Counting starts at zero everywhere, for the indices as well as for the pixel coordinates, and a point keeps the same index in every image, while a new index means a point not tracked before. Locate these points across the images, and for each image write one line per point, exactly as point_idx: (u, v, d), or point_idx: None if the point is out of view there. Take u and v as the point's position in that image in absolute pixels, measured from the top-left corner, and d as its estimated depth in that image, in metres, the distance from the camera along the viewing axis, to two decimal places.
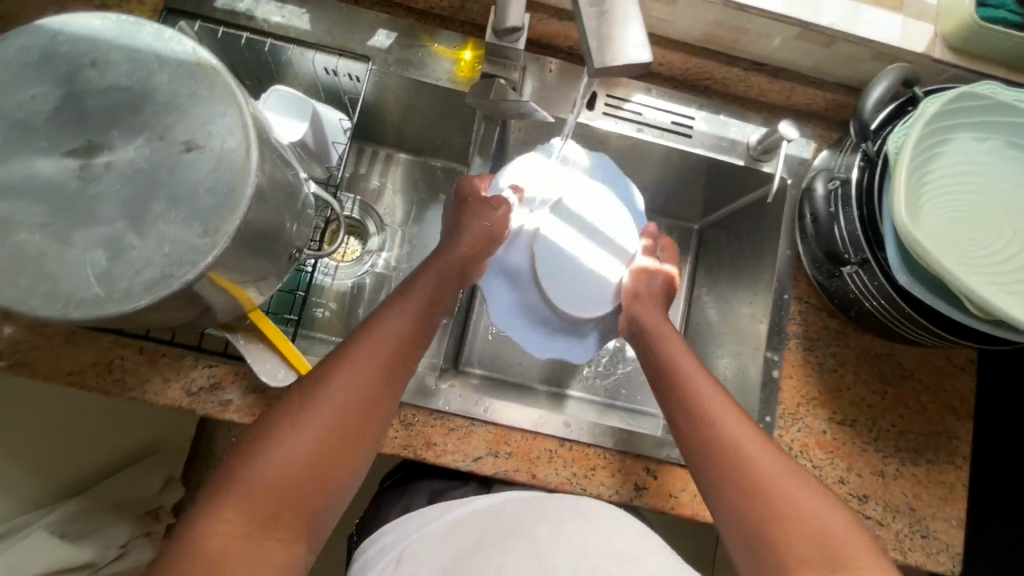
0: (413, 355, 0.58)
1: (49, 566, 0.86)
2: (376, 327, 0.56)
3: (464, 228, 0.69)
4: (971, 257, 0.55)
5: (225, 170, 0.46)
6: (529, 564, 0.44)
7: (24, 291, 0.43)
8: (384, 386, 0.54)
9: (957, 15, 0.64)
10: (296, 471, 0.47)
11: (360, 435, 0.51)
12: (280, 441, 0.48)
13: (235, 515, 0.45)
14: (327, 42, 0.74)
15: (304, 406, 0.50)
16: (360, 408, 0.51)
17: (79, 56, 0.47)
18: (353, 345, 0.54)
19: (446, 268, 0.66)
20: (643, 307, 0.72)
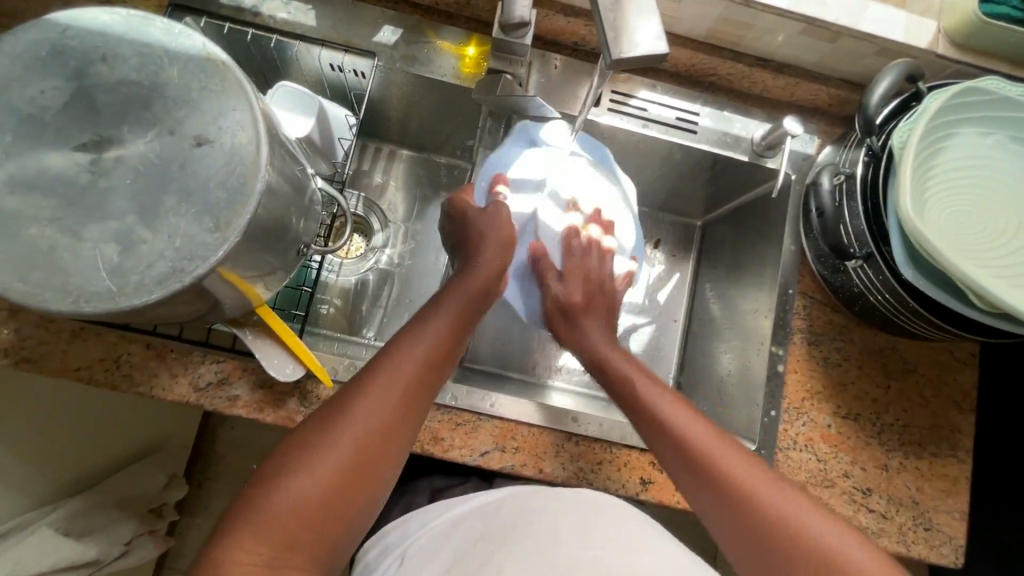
0: (436, 377, 0.57)
1: (55, 564, 0.86)
2: (397, 353, 0.55)
3: (483, 247, 0.70)
4: (975, 253, 0.55)
5: (235, 165, 0.47)
6: (536, 550, 0.44)
7: (36, 285, 0.43)
8: (405, 413, 0.53)
9: (961, 11, 0.64)
10: (315, 501, 0.47)
11: (380, 464, 0.50)
12: (299, 470, 0.47)
13: (254, 543, 0.44)
14: (333, 37, 0.74)
15: (323, 435, 0.49)
16: (380, 434, 0.51)
17: (89, 51, 0.47)
18: (373, 371, 0.53)
19: (470, 290, 0.65)
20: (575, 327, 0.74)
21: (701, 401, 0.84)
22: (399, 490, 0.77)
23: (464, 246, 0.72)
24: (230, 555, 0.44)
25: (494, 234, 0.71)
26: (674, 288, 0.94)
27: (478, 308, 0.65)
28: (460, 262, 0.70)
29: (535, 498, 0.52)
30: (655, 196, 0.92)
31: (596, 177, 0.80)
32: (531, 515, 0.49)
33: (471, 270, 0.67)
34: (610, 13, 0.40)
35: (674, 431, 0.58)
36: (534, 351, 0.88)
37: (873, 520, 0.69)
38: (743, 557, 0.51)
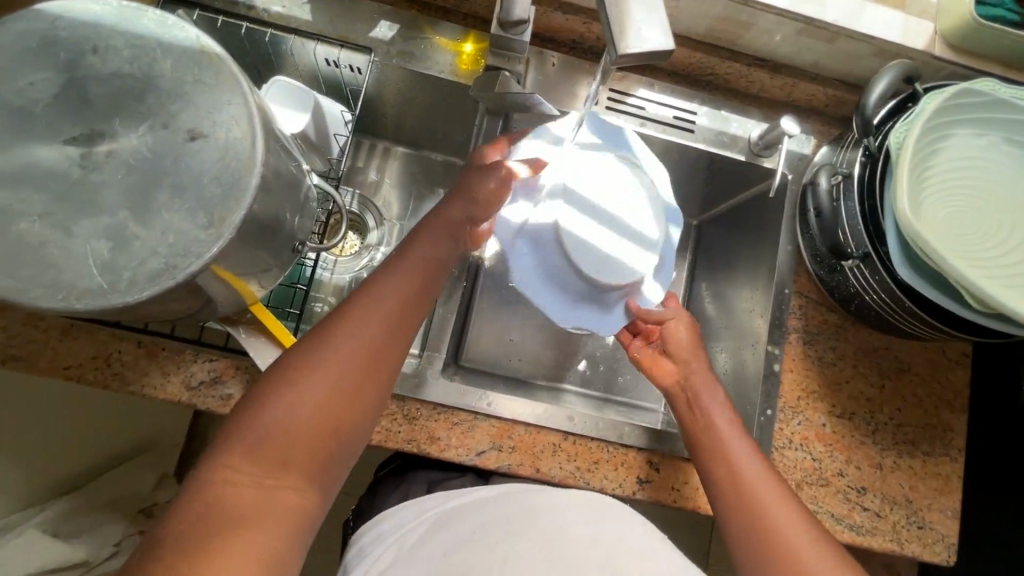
0: (419, 306, 0.58)
1: (43, 565, 0.85)
2: (382, 284, 0.56)
3: (459, 193, 0.65)
4: (971, 253, 0.56)
5: (231, 160, 0.46)
6: (536, 544, 0.43)
7: (24, 281, 0.42)
8: (388, 340, 0.54)
9: (957, 14, 0.65)
10: (305, 417, 0.48)
11: (366, 387, 0.52)
12: (289, 386, 0.49)
13: (246, 464, 0.46)
14: (328, 32, 0.73)
15: (312, 356, 0.50)
16: (364, 357, 0.52)
17: (80, 42, 0.46)
18: (359, 300, 0.55)
19: (449, 225, 0.63)
20: (693, 369, 0.68)
21: None
22: (392, 484, 0.77)
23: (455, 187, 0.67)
24: (224, 470, 0.45)
25: (487, 184, 0.66)
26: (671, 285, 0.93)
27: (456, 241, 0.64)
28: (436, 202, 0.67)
29: (535, 494, 0.52)
30: None
31: (632, 175, 0.71)
32: (532, 511, 0.48)
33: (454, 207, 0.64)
34: (616, 6, 0.39)
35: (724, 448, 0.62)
36: (532, 351, 0.87)
37: (867, 518, 0.69)
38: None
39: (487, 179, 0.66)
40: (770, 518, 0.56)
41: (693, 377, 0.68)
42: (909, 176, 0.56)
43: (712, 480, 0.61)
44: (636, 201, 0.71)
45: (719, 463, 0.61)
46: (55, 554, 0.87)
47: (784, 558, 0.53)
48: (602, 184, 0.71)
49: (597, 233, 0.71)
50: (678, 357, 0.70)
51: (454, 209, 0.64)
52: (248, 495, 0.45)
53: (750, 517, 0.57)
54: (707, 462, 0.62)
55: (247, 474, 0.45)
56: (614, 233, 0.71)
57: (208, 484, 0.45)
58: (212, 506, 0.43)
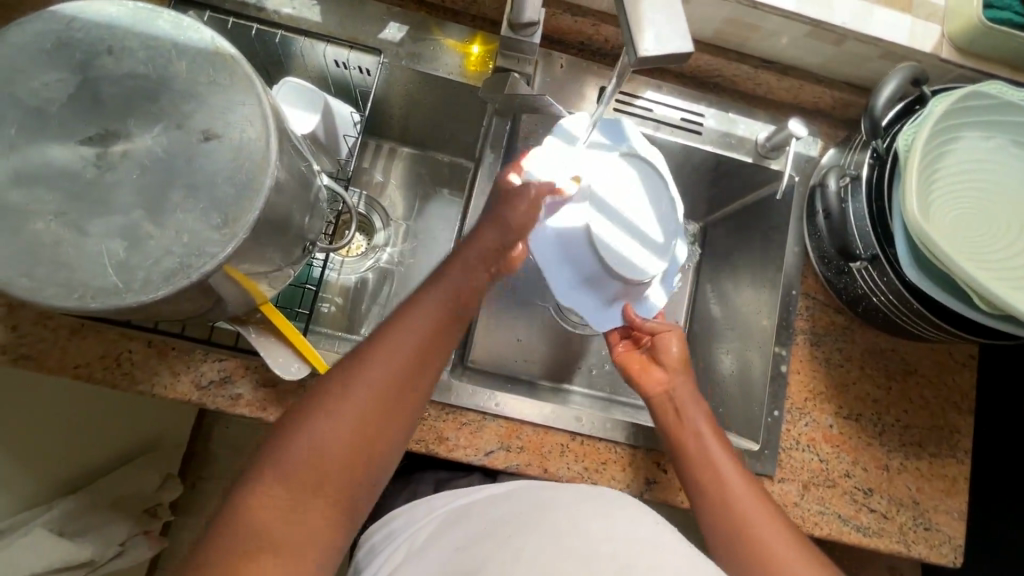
0: (451, 331, 0.57)
1: (48, 565, 0.85)
2: (414, 309, 0.56)
3: (496, 217, 0.65)
4: (981, 254, 0.56)
5: (245, 160, 0.46)
6: (547, 540, 0.43)
7: (39, 280, 0.42)
8: (420, 368, 0.53)
9: (965, 17, 0.65)
10: (336, 447, 0.48)
11: (396, 416, 0.51)
12: (322, 414, 0.49)
13: (275, 492, 0.46)
14: (338, 34, 0.74)
15: (345, 384, 0.50)
16: (396, 383, 0.52)
17: (95, 43, 0.46)
18: (392, 327, 0.54)
19: (484, 252, 0.63)
20: (677, 382, 0.69)
21: None
22: (401, 484, 0.79)
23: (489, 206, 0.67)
24: (256, 499, 0.46)
25: (519, 208, 0.66)
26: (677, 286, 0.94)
27: (490, 267, 0.63)
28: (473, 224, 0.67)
29: (545, 490, 0.52)
30: None
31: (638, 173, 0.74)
32: (542, 507, 0.48)
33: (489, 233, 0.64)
34: (635, 6, 0.40)
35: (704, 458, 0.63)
36: (538, 352, 0.88)
37: (874, 519, 0.69)
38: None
39: (523, 206, 0.66)
40: (751, 524, 0.57)
41: (676, 390, 0.68)
42: (918, 179, 0.56)
43: (695, 489, 0.62)
44: (642, 202, 0.74)
45: (702, 473, 0.62)
46: (61, 553, 0.86)
47: (764, 563, 0.55)
48: (607, 185, 0.73)
49: (603, 232, 0.73)
50: (669, 366, 0.70)
51: (490, 235, 0.64)
52: (277, 522, 0.45)
53: (732, 525, 0.58)
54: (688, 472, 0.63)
55: (278, 502, 0.46)
56: (620, 232, 0.74)
57: (236, 507, 0.46)
58: (241, 532, 0.44)
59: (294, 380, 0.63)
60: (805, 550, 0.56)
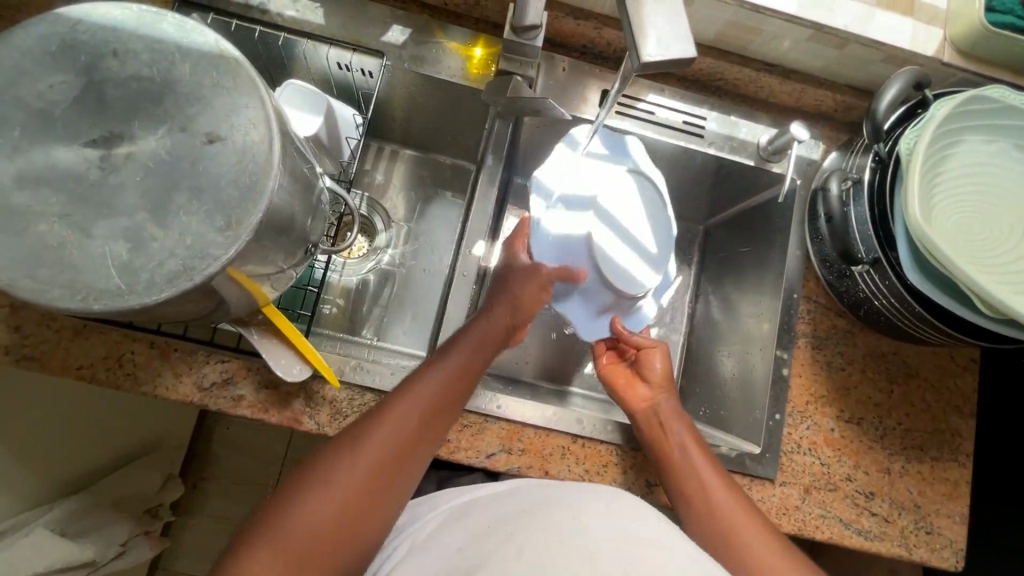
0: (448, 409, 0.59)
1: (49, 565, 0.83)
2: (418, 384, 0.58)
3: (502, 294, 0.70)
4: (983, 258, 0.56)
5: (248, 163, 0.46)
6: (548, 540, 0.43)
7: (43, 282, 0.42)
8: (414, 446, 0.55)
9: (967, 20, 0.65)
10: (326, 525, 0.49)
11: (387, 495, 0.52)
12: (315, 492, 0.50)
13: (263, 559, 0.46)
14: (341, 36, 0.74)
15: (341, 463, 0.52)
16: (390, 459, 0.53)
17: (99, 46, 0.46)
18: (389, 406, 0.56)
19: (488, 333, 0.65)
20: (663, 397, 0.69)
21: (703, 405, 0.84)
22: None
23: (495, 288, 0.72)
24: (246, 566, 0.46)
25: (529, 287, 0.71)
26: (678, 289, 0.94)
27: (493, 349, 0.65)
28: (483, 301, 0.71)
29: (546, 489, 0.52)
30: None
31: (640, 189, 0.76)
32: (543, 507, 0.48)
33: (494, 311, 0.67)
34: (638, 11, 0.40)
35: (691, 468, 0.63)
36: (539, 354, 0.87)
37: (876, 523, 0.69)
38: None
39: (529, 284, 0.71)
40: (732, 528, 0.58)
41: (661, 401, 0.69)
42: (920, 183, 0.56)
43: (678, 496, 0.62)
44: (641, 216, 0.76)
45: (684, 480, 0.63)
46: (63, 553, 0.85)
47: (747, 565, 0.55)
48: (608, 194, 0.75)
49: (603, 241, 0.74)
50: (654, 382, 0.71)
51: (494, 314, 0.67)
52: None
53: (718, 528, 0.58)
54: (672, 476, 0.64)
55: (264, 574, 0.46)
56: (619, 243, 0.75)
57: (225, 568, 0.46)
58: None
59: (296, 381, 0.63)
60: (785, 552, 0.56)
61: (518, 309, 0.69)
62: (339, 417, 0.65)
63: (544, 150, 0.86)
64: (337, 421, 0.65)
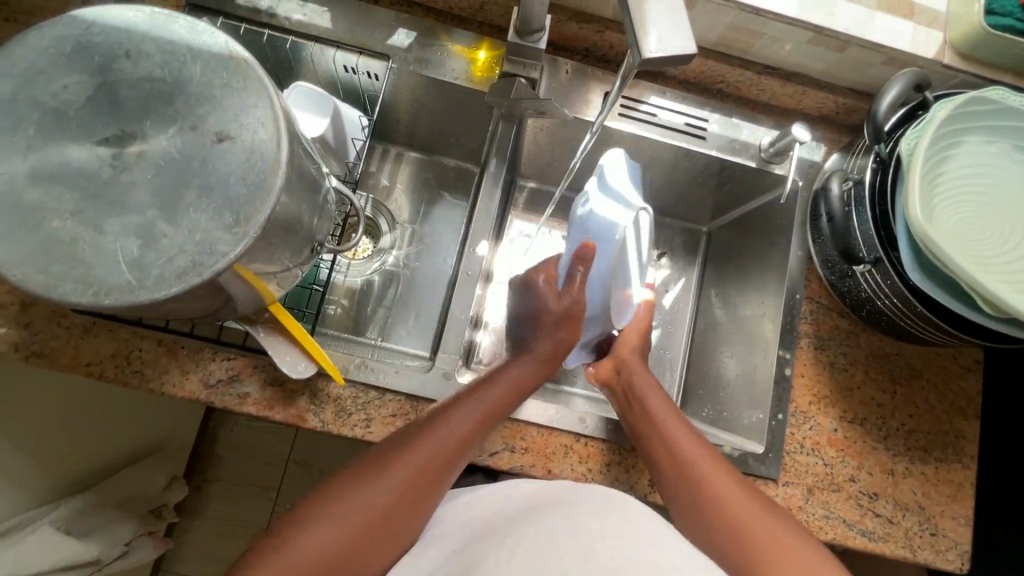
0: (473, 446, 0.57)
1: (55, 563, 0.84)
2: (446, 419, 0.56)
3: (546, 325, 0.68)
4: (985, 259, 0.56)
5: (256, 162, 0.47)
6: (544, 542, 0.43)
7: (55, 277, 0.43)
8: (426, 489, 0.54)
9: (966, 23, 0.66)
10: (331, 556, 0.49)
11: (394, 532, 0.52)
12: (319, 525, 0.49)
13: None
14: (347, 39, 0.75)
15: (347, 495, 0.51)
16: (407, 495, 0.52)
17: (113, 47, 0.47)
18: (407, 439, 0.55)
19: (518, 383, 0.63)
20: (631, 364, 0.72)
21: (706, 406, 0.85)
22: None
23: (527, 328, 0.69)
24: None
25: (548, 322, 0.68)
26: (682, 291, 0.94)
27: (520, 396, 0.63)
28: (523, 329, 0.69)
29: (544, 489, 0.52)
30: (661, 202, 0.93)
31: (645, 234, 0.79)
32: (541, 507, 0.48)
33: (527, 359, 0.65)
34: (642, 12, 0.40)
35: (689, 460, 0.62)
36: None
37: (879, 524, 0.69)
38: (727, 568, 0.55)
39: (560, 329, 0.68)
40: (746, 528, 0.55)
41: (635, 377, 0.71)
42: (921, 184, 0.57)
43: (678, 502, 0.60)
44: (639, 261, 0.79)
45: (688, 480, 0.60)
46: (66, 553, 0.86)
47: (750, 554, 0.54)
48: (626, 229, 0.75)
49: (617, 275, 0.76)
50: (617, 355, 0.74)
51: (525, 363, 0.65)
52: None
53: (718, 517, 0.57)
54: (667, 469, 0.62)
55: None
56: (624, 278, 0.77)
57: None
58: None
59: (301, 379, 0.64)
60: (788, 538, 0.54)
61: (553, 360, 0.67)
62: (343, 415, 0.65)
63: (546, 152, 0.87)
64: (341, 419, 0.65)
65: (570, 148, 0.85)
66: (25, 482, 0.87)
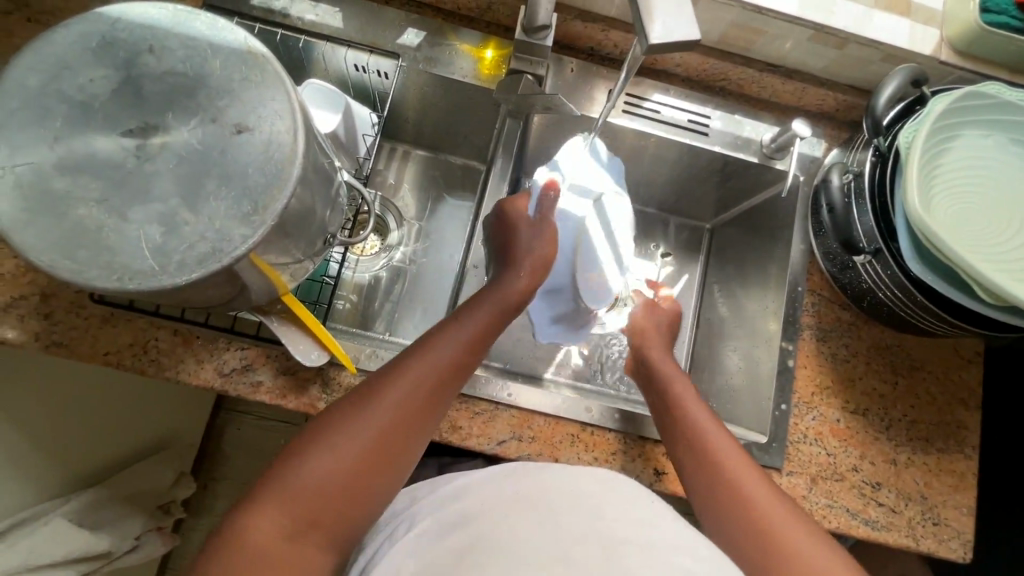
0: (464, 369, 0.59)
1: (66, 554, 0.85)
2: (436, 343, 0.59)
3: (517, 245, 0.73)
4: (983, 247, 0.57)
5: (274, 153, 0.49)
6: (543, 523, 0.44)
7: (82, 263, 0.45)
8: (430, 403, 0.55)
9: (962, 21, 0.67)
10: (334, 480, 0.48)
11: (395, 456, 0.51)
12: (323, 451, 0.49)
13: (274, 509, 0.46)
14: (359, 39, 0.77)
15: (350, 418, 0.51)
16: (406, 417, 0.53)
17: (137, 42, 0.49)
18: (403, 364, 0.56)
19: (505, 302, 0.67)
20: (650, 346, 0.77)
21: (710, 399, 0.86)
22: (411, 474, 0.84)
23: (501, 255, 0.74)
24: (259, 513, 0.46)
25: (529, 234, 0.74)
26: (685, 286, 0.95)
27: (502, 323, 0.66)
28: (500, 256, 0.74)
29: (543, 472, 0.52)
30: (665, 198, 0.94)
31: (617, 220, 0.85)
32: (541, 488, 0.49)
33: (508, 281, 0.70)
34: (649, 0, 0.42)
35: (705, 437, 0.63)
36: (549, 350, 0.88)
37: (883, 513, 0.70)
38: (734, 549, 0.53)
39: (540, 245, 0.75)
40: (760, 517, 0.53)
41: (649, 355, 0.76)
42: (918, 174, 0.58)
43: (695, 492, 0.60)
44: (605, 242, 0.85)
45: (703, 460, 0.61)
46: (82, 543, 0.87)
47: (759, 536, 0.52)
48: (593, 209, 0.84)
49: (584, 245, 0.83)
50: (637, 333, 0.80)
51: (507, 291, 0.68)
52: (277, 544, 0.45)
53: (729, 498, 0.56)
54: (686, 449, 0.63)
55: (279, 527, 0.46)
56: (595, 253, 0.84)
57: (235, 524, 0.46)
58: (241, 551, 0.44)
59: (313, 367, 0.65)
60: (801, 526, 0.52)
61: (535, 275, 0.72)
62: None
63: (552, 149, 0.88)
64: None
65: None
66: (40, 474, 0.89)
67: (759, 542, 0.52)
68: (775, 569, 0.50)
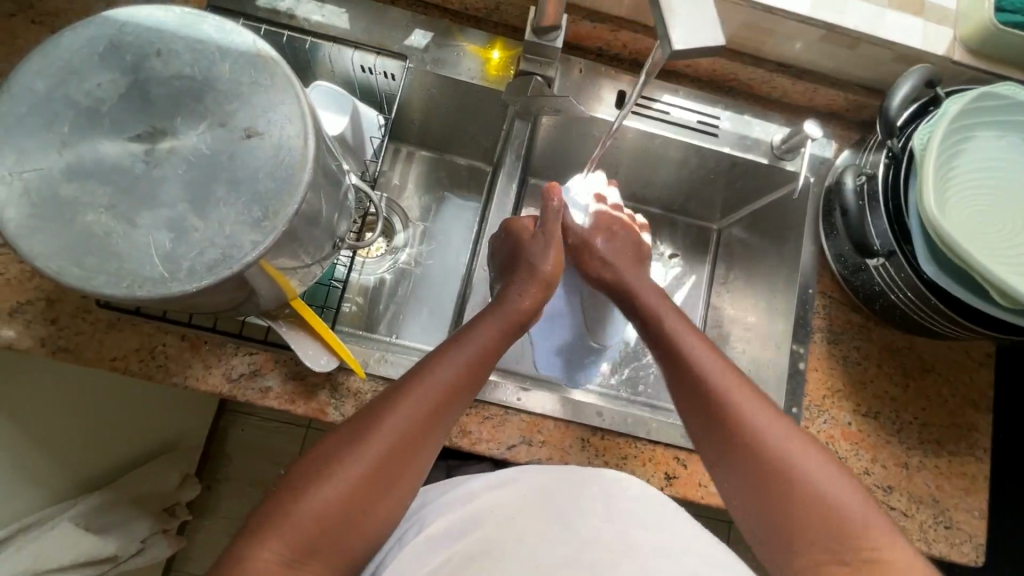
0: (464, 390, 0.57)
1: (74, 558, 0.85)
2: (436, 363, 0.56)
3: (529, 253, 0.71)
4: (1001, 249, 0.57)
5: (283, 157, 0.48)
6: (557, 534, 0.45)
7: (90, 270, 0.44)
8: (430, 426, 0.53)
9: (976, 20, 0.67)
10: (331, 513, 0.47)
11: (392, 484, 0.50)
12: (319, 484, 0.48)
13: (273, 546, 0.45)
14: (366, 40, 0.76)
15: (345, 448, 0.50)
16: (404, 444, 0.51)
17: (145, 46, 0.48)
18: (401, 388, 0.54)
19: (507, 321, 0.64)
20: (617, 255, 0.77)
21: None
22: None
23: (505, 270, 0.72)
24: (257, 550, 0.45)
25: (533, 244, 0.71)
26: (692, 289, 0.95)
27: (507, 340, 0.63)
28: (507, 265, 0.72)
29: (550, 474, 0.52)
30: (672, 199, 0.94)
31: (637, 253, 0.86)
32: (553, 493, 0.49)
33: (511, 297, 0.67)
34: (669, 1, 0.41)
35: (694, 359, 0.61)
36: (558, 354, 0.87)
37: (894, 517, 0.69)
38: (740, 480, 0.54)
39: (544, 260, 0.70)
40: (764, 442, 0.54)
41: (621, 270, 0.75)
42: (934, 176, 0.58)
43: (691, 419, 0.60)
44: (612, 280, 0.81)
45: (693, 387, 0.60)
46: (88, 547, 0.86)
47: (764, 463, 0.53)
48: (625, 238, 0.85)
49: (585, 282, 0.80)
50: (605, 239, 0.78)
51: (508, 309, 0.65)
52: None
53: (724, 424, 0.56)
54: (672, 368, 0.63)
55: (277, 560, 0.45)
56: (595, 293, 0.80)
57: (236, 555, 0.46)
58: None
59: (322, 372, 0.65)
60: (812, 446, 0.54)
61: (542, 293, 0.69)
62: None
63: (559, 150, 0.88)
64: None
65: (582, 147, 0.86)
66: (46, 479, 0.88)
67: (768, 467, 0.52)
68: (783, 495, 0.51)
